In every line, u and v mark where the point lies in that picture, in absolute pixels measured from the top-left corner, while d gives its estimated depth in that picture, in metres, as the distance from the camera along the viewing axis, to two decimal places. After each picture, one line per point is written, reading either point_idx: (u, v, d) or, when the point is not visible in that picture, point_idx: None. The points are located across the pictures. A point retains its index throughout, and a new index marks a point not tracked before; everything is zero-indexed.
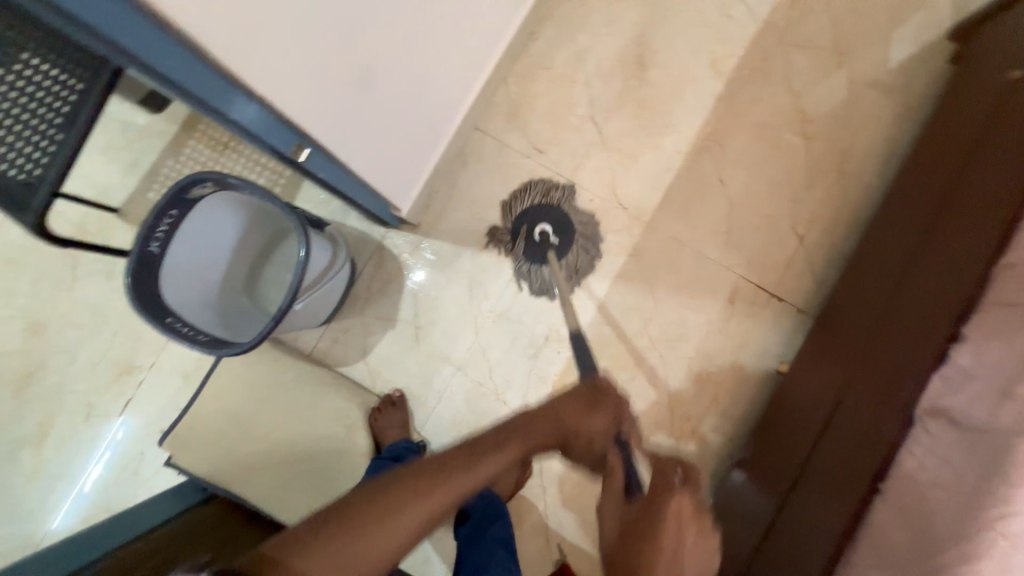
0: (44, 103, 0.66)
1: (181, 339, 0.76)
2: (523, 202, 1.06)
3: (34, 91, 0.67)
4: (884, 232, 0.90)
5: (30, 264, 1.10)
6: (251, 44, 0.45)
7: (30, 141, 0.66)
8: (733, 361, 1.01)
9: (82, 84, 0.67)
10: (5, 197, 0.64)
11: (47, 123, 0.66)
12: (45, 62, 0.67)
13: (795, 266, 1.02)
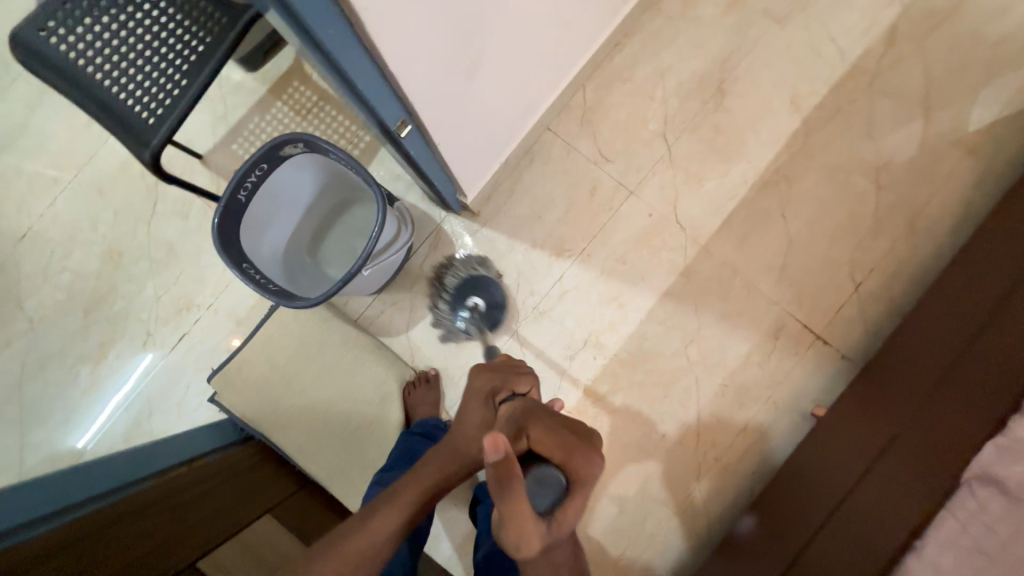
0: (174, 47, 0.72)
1: (253, 285, 0.81)
2: (461, 269, 1.07)
3: (168, 38, 0.72)
4: (950, 293, 0.88)
5: (118, 194, 1.18)
6: (395, 22, 0.50)
7: (156, 82, 0.71)
8: (769, 396, 1.01)
9: (214, 37, 0.72)
10: (129, 130, 0.70)
11: (174, 68, 0.71)
12: (182, 12, 0.72)
13: (847, 312, 1.01)
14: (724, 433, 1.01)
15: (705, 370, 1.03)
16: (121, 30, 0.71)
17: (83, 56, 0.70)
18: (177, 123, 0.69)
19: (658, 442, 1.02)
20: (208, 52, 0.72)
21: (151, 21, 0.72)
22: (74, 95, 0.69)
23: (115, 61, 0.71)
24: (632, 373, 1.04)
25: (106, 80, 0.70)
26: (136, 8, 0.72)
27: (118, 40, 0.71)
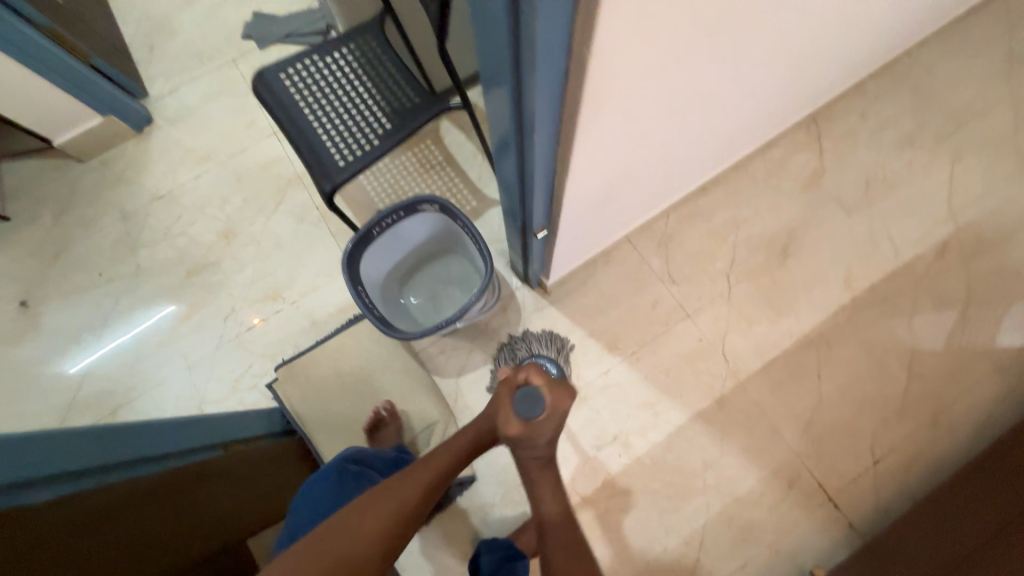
0: (370, 112, 0.90)
1: (361, 305, 0.94)
2: (534, 343, 1.18)
3: (375, 107, 0.91)
4: (963, 496, 0.94)
5: (251, 185, 1.36)
6: (583, 174, 0.66)
7: (356, 138, 0.89)
8: (773, 542, 1.06)
9: (402, 113, 0.90)
10: (323, 167, 0.87)
11: (372, 130, 0.89)
12: (392, 92, 0.92)
13: (862, 483, 1.08)
14: (722, 565, 1.05)
15: (718, 497, 1.09)
16: (337, 89, 0.92)
17: (304, 101, 0.91)
18: (353, 169, 0.86)
19: (658, 554, 1.07)
20: (395, 123, 0.89)
21: (367, 92, 0.92)
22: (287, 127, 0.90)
23: (324, 110, 0.90)
24: (650, 479, 1.10)
25: (313, 122, 0.90)
26: (354, 77, 0.93)
27: (332, 95, 0.91)
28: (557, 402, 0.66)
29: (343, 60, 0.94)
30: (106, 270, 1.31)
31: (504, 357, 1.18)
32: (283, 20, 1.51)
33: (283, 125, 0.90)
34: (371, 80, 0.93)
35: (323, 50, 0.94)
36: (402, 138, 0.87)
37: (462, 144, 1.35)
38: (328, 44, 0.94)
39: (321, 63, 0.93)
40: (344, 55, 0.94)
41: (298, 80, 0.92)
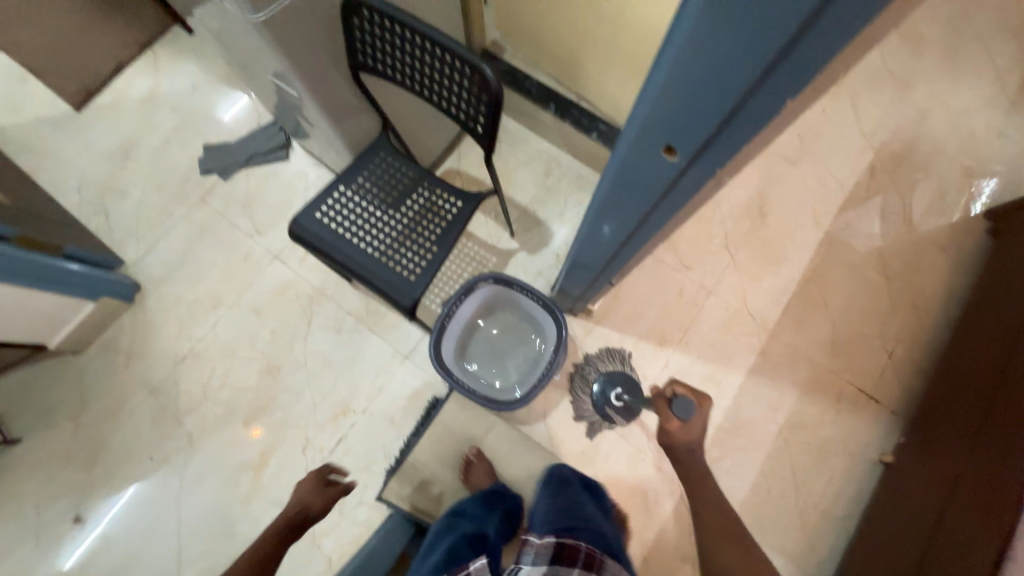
0: (414, 224, 0.99)
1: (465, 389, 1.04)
2: (602, 363, 1.30)
3: (420, 219, 1.00)
4: (964, 359, 1.19)
5: (275, 315, 1.36)
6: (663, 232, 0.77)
7: (415, 251, 0.97)
8: (844, 449, 1.27)
9: (444, 217, 1.00)
10: (398, 288, 0.95)
11: (426, 240, 0.98)
12: (427, 201, 1.01)
13: (888, 376, 1.31)
14: (816, 484, 1.25)
15: (792, 431, 1.28)
16: (375, 213, 0.99)
17: (349, 234, 0.97)
18: (423, 282, 0.95)
19: (765, 498, 1.24)
20: (441, 227, 0.99)
21: (406, 208, 1.00)
22: (343, 263, 0.96)
23: (370, 235, 0.98)
24: (735, 439, 1.27)
25: (365, 250, 0.96)
26: (384, 197, 1.01)
27: (372, 220, 0.99)
28: (700, 403, 0.81)
29: (368, 184, 1.01)
30: (156, 452, 1.25)
31: (580, 385, 1.29)
32: (239, 145, 1.50)
33: (337, 261, 0.96)
34: (404, 196, 1.01)
35: (346, 181, 1.00)
36: (455, 241, 0.98)
37: None
38: (347, 173, 1.01)
39: (349, 193, 1.00)
40: (367, 179, 1.01)
41: (334, 215, 0.98)
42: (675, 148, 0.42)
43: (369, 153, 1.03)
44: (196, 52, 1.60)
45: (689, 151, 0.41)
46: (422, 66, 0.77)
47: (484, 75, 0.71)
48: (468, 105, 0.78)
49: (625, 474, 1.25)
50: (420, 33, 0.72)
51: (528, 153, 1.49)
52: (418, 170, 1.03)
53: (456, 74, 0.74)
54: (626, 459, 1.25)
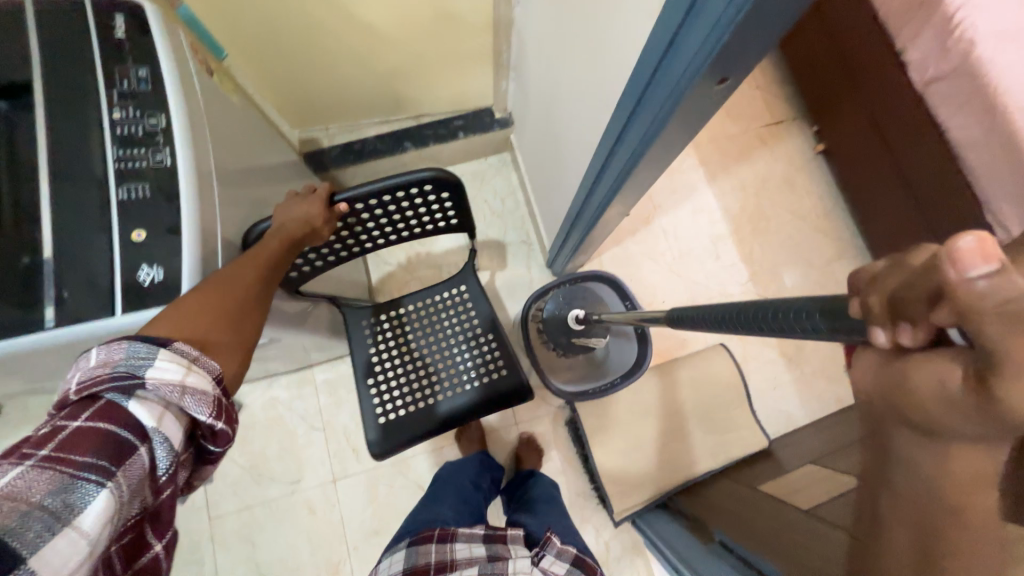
0: (453, 335, 0.97)
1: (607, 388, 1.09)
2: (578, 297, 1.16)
3: (453, 329, 0.98)
4: (798, 50, 1.48)
5: (391, 516, 1.25)
6: None
7: (480, 351, 0.96)
8: (796, 167, 1.54)
9: (465, 306, 0.99)
10: (503, 385, 0.94)
11: (475, 335, 0.97)
12: (441, 310, 0.99)
13: (770, 101, 1.59)
14: (806, 203, 1.52)
15: (764, 188, 1.52)
16: (419, 364, 0.95)
17: (425, 400, 0.94)
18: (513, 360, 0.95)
19: (794, 242, 1.48)
20: (473, 312, 0.98)
21: (433, 335, 0.97)
22: (450, 421, 0.93)
23: (440, 380, 0.95)
24: (744, 229, 1.48)
25: (449, 394, 0.94)
26: (407, 346, 0.96)
27: (426, 370, 0.95)
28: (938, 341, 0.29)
29: (385, 352, 0.95)
30: None
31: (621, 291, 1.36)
32: None
33: (443, 426, 0.93)
34: (420, 328, 0.97)
35: (370, 375, 0.94)
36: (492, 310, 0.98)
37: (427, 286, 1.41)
38: (363, 367, 0.94)
39: (381, 375, 0.94)
40: (381, 352, 0.95)
41: (398, 402, 0.93)
42: (727, 73, 0.55)
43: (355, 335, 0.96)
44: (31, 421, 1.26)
45: (739, 68, 0.54)
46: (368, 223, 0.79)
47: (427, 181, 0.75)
48: (428, 212, 0.82)
49: None
50: (352, 200, 0.73)
51: None
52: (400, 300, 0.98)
53: (405, 199, 0.77)
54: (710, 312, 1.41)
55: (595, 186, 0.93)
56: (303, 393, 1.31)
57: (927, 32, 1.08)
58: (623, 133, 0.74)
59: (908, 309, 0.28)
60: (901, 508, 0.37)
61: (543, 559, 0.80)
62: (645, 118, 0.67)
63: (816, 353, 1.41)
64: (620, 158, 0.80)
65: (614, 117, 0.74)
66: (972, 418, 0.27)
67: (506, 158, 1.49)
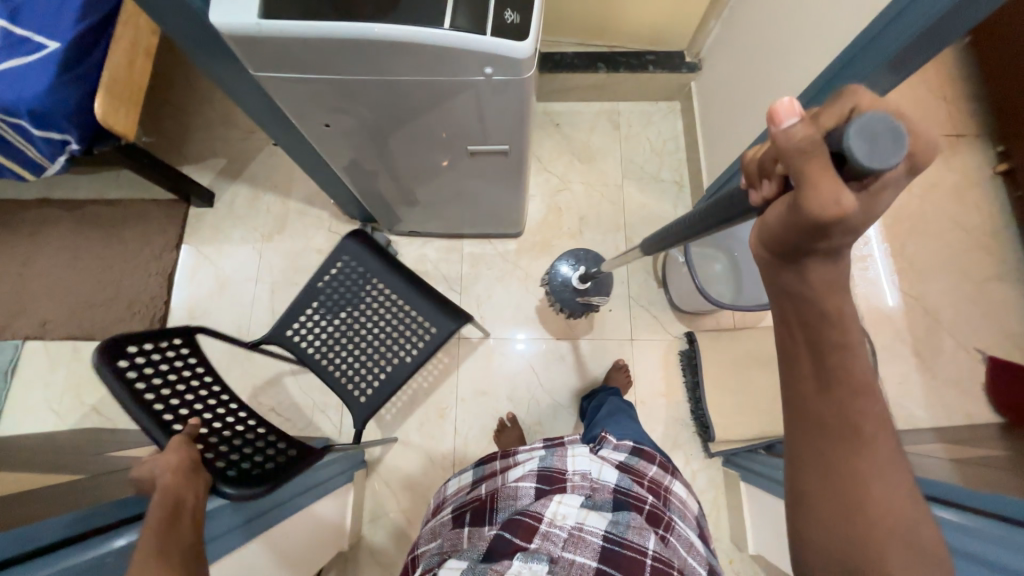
0: (342, 304, 1.04)
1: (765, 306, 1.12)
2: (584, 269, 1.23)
3: (330, 296, 1.03)
4: (1002, 66, 1.44)
5: (501, 385, 1.37)
6: None
7: (336, 279, 1.04)
8: (969, 181, 1.50)
9: (302, 343, 1.01)
10: (387, 265, 1.06)
11: (328, 280, 1.04)
12: (305, 335, 1.02)
13: (954, 114, 1.56)
14: (972, 217, 1.47)
15: (929, 192, 1.49)
16: (372, 335, 1.03)
17: (420, 323, 1.04)
18: (360, 250, 1.05)
19: (951, 250, 1.44)
20: (304, 317, 1.02)
21: (336, 311, 1.03)
22: (425, 291, 1.06)
23: (378, 298, 1.05)
24: (899, 225, 1.46)
25: (408, 306, 1.05)
26: (368, 352, 1.02)
27: (373, 315, 1.04)
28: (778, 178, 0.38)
29: (373, 361, 1.02)
30: None
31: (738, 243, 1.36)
32: None
33: (435, 297, 1.06)
34: (334, 320, 1.03)
35: (415, 359, 1.02)
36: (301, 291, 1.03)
37: (576, 199, 1.52)
38: (403, 369, 1.02)
39: (400, 355, 1.03)
40: (360, 365, 1.02)
41: (405, 344, 1.03)
42: None
43: (379, 389, 1.01)
44: (232, 219, 1.51)
45: None
46: (168, 392, 0.79)
47: (118, 360, 0.75)
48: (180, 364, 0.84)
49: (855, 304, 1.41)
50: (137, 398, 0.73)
51: (590, 118, 1.58)
52: (324, 373, 1.01)
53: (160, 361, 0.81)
54: None
55: (815, 97, 0.94)
56: (450, 259, 1.46)
57: None
58: (887, 29, 0.75)
59: (767, 168, 0.38)
60: (791, 328, 0.41)
61: (602, 450, 0.92)
62: (925, 8, 0.68)
63: (953, 363, 1.35)
64: (866, 61, 0.80)
65: (882, 14, 0.76)
66: (804, 235, 0.35)
67: (675, 106, 1.58)
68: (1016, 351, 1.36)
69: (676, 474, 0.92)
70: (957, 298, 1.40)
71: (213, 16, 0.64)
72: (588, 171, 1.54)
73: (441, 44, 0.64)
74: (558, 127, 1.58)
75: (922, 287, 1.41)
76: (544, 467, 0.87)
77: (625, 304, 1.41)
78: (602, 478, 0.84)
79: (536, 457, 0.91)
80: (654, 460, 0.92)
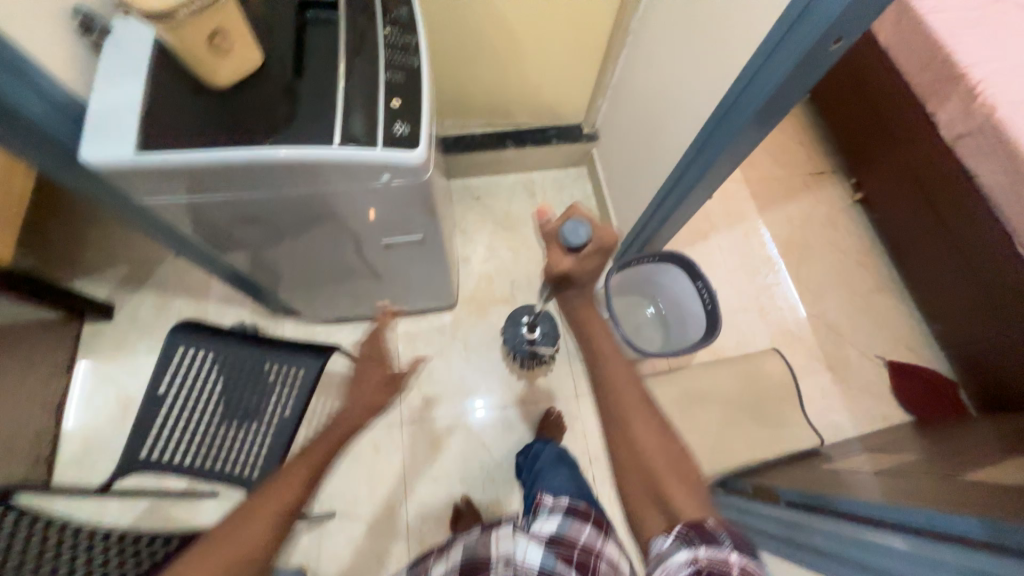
0: (192, 400, 0.93)
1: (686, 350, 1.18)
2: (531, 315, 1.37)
3: (180, 395, 0.94)
4: (838, 117, 1.74)
5: (452, 467, 1.30)
6: None
7: (177, 378, 0.94)
8: (836, 210, 1.74)
9: (168, 458, 0.90)
10: (227, 338, 0.97)
11: (169, 384, 0.94)
12: (166, 448, 0.91)
13: (812, 156, 1.83)
14: (845, 240, 1.69)
15: (808, 223, 1.71)
16: (238, 408, 0.94)
17: (279, 373, 0.97)
18: (190, 337, 0.96)
19: (837, 270, 1.64)
20: (159, 433, 0.91)
21: (191, 404, 0.93)
22: (271, 339, 0.98)
23: (230, 369, 0.96)
24: (791, 254, 1.65)
25: (262, 362, 0.97)
26: (244, 429, 0.94)
27: (233, 388, 0.95)
28: None
29: (252, 434, 0.93)
30: None
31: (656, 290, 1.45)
32: None
33: (287, 342, 0.99)
34: (193, 415, 0.93)
35: (292, 408, 0.94)
36: (140, 407, 0.92)
37: (505, 265, 1.57)
38: (285, 425, 0.94)
39: (279, 410, 0.95)
40: (242, 443, 0.93)
41: (274, 398, 0.95)
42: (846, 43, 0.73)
43: (270, 456, 0.93)
44: (137, 330, 1.38)
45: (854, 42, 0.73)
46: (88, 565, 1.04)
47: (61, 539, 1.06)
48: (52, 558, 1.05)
49: (771, 330, 1.53)
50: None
51: (508, 189, 1.68)
52: (210, 472, 0.91)
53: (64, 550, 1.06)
54: (761, 321, 1.53)
55: (695, 161, 1.08)
56: (385, 341, 1.42)
57: (953, 99, 1.31)
58: (736, 102, 0.90)
59: None
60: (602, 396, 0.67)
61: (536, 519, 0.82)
62: (762, 85, 0.83)
63: (861, 371, 1.49)
64: (728, 127, 0.94)
65: (729, 91, 0.91)
66: None
67: (583, 170, 1.73)
68: (907, 352, 1.53)
69: (611, 533, 0.82)
70: (851, 311, 1.58)
71: (84, 156, 0.62)
72: (512, 237, 1.61)
73: (336, 160, 0.67)
74: (478, 199, 1.65)
75: (821, 306, 1.57)
76: (467, 556, 0.77)
77: (565, 362, 1.44)
78: (528, 560, 0.74)
79: (462, 543, 0.80)
80: (589, 518, 0.82)
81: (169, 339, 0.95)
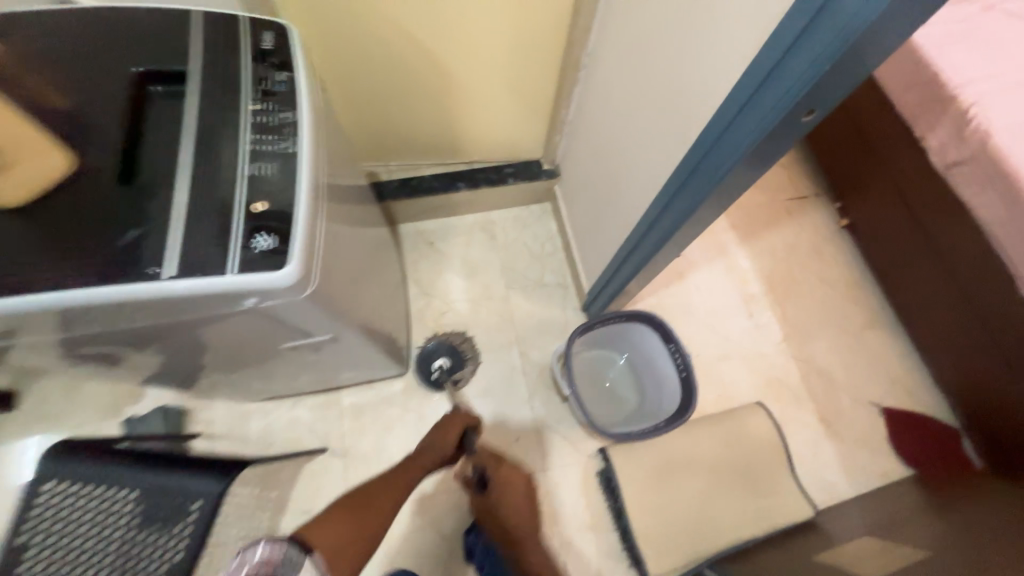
0: (63, 548, 0.77)
1: (661, 429, 1.05)
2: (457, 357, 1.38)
3: (48, 542, 0.77)
4: (820, 136, 1.61)
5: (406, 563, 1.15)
6: None
7: (47, 520, 0.78)
8: (821, 238, 1.61)
9: None
10: (109, 464, 0.81)
11: (37, 528, 0.77)
12: None
13: (794, 178, 1.70)
14: (832, 271, 1.56)
15: (792, 254, 1.58)
16: (122, 554, 0.78)
17: (174, 504, 0.80)
18: (62, 466, 0.80)
19: (825, 306, 1.51)
20: None
21: (62, 552, 0.77)
22: (167, 462, 0.82)
23: (104, 502, 0.79)
24: (774, 290, 1.52)
25: (152, 491, 0.80)
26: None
27: (109, 525, 0.79)
28: None
29: None
30: None
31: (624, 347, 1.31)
32: None
33: (180, 461, 0.83)
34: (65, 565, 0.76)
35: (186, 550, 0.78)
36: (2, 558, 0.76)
37: (462, 319, 1.42)
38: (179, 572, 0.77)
39: (173, 552, 0.78)
40: None
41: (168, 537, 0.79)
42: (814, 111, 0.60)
43: None
44: (45, 421, 1.22)
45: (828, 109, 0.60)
46: None
47: None
48: None
49: (756, 379, 1.39)
50: None
51: (465, 232, 1.53)
52: None
53: None
54: (745, 370, 1.40)
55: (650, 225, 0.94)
56: (327, 417, 1.27)
57: (944, 124, 1.17)
58: (698, 166, 0.75)
59: None
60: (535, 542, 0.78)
61: None
62: (722, 154, 0.69)
63: (855, 420, 1.37)
64: (689, 194, 0.79)
65: (688, 152, 0.76)
66: None
67: (547, 207, 1.58)
68: (902, 396, 1.40)
69: None
70: (841, 352, 1.45)
71: None
72: (471, 287, 1.46)
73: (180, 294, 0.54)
74: (432, 245, 1.50)
75: (809, 349, 1.44)
76: None
77: (531, 430, 1.31)
78: None
79: None
80: None
81: (38, 470, 0.79)
